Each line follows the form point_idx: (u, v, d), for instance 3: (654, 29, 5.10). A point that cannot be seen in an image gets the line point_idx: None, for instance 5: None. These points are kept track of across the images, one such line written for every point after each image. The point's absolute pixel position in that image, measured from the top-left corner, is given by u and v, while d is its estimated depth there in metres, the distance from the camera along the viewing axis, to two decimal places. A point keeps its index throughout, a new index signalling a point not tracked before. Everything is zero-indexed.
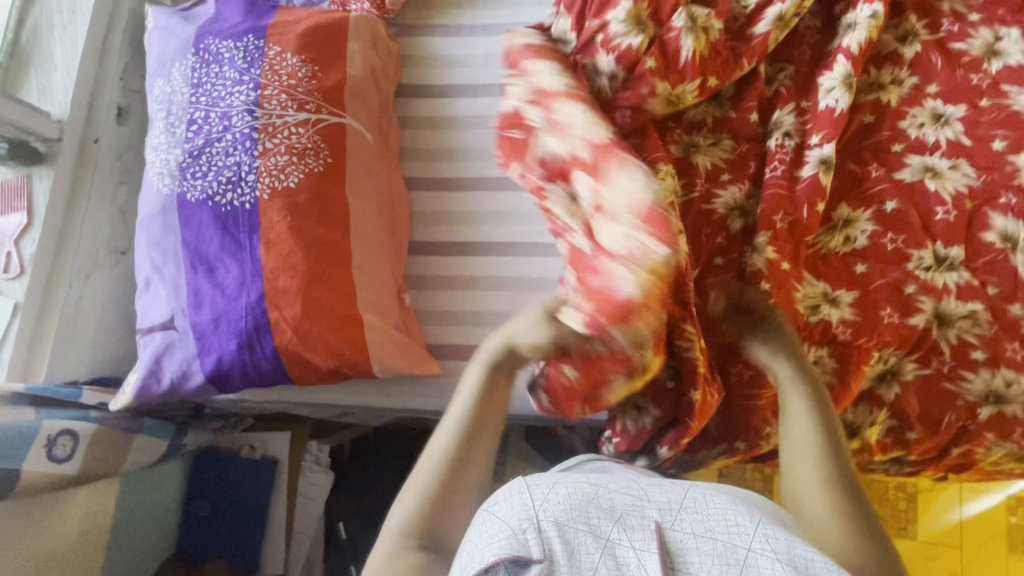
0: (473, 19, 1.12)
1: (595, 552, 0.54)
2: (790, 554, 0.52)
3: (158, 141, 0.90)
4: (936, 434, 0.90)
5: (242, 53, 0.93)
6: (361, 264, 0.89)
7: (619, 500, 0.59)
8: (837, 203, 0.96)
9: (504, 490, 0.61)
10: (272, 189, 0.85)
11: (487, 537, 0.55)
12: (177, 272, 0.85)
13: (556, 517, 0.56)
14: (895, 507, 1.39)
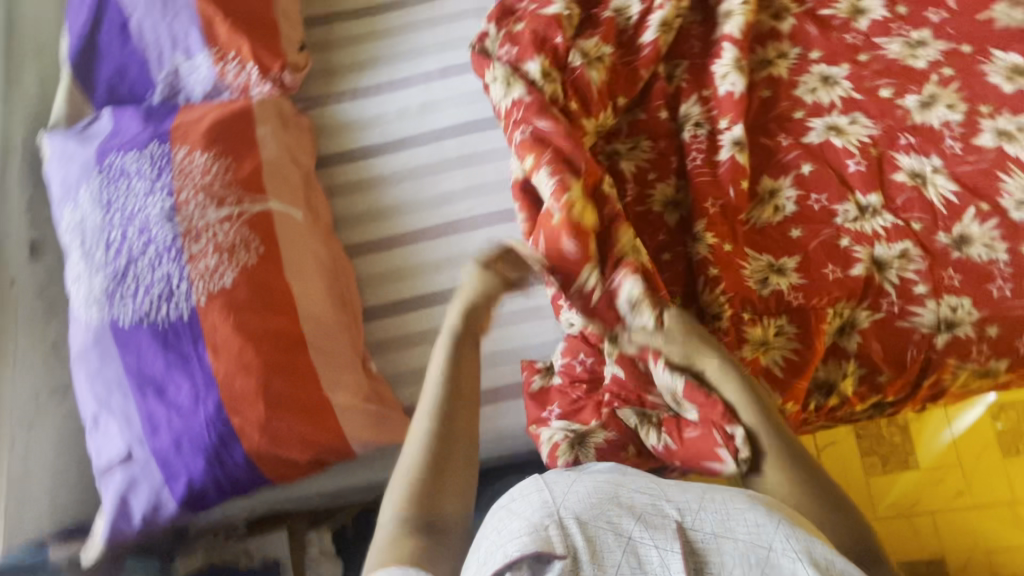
0: (377, 78, 1.14)
1: (617, 550, 0.58)
2: (810, 553, 0.56)
3: (78, 270, 0.86)
4: (905, 372, 0.93)
5: (149, 163, 0.91)
6: (317, 346, 0.87)
7: (640, 500, 0.64)
8: (759, 177, 1.00)
9: (522, 488, 0.66)
10: (207, 293, 0.83)
11: (507, 533, 0.59)
12: (125, 402, 0.80)
13: (578, 516, 0.60)
14: (891, 443, 1.44)
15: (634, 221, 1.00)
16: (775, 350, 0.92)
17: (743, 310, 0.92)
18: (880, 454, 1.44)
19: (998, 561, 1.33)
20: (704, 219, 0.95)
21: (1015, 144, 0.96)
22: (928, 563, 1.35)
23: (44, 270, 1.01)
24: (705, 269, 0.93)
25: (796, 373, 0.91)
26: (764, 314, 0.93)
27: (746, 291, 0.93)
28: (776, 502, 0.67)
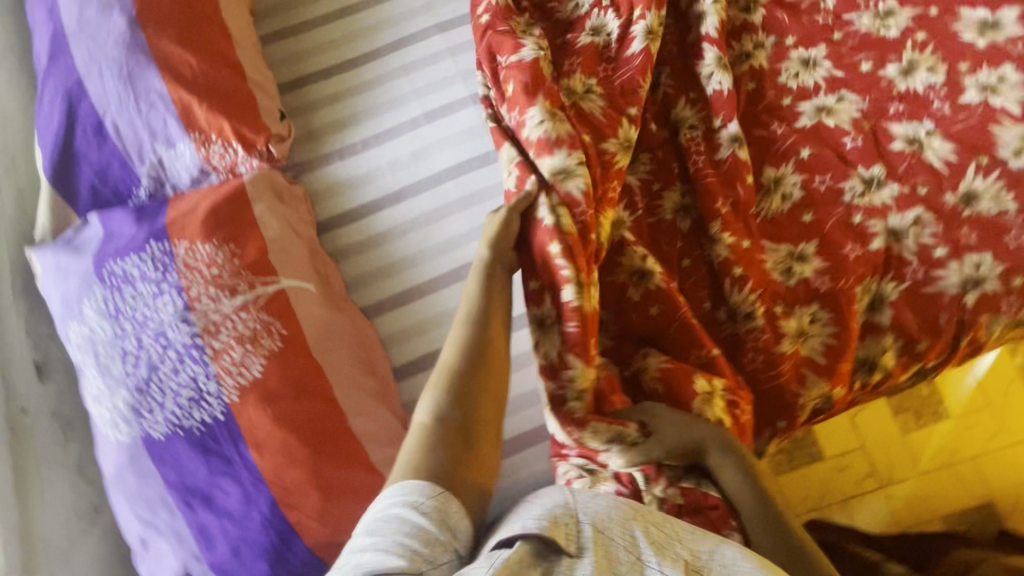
0: (362, 134, 1.12)
1: (625, 563, 0.58)
2: None
3: (97, 388, 0.82)
4: (942, 336, 0.93)
5: (152, 263, 0.87)
6: (359, 422, 0.84)
7: (655, 530, 0.62)
8: (761, 168, 1.00)
9: (545, 493, 0.67)
10: (239, 388, 0.80)
11: (523, 520, 0.61)
12: (173, 518, 0.76)
13: (594, 522, 0.61)
14: (917, 395, 1.41)
15: (648, 233, 0.99)
16: (813, 338, 0.92)
17: (774, 304, 0.92)
18: (909, 408, 1.41)
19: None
20: (718, 220, 0.94)
21: (1001, 95, 0.98)
22: (980, 510, 1.32)
23: (56, 391, 0.97)
24: (730, 270, 0.93)
25: (838, 359, 0.91)
26: (795, 305, 0.93)
27: (773, 286, 0.93)
28: None
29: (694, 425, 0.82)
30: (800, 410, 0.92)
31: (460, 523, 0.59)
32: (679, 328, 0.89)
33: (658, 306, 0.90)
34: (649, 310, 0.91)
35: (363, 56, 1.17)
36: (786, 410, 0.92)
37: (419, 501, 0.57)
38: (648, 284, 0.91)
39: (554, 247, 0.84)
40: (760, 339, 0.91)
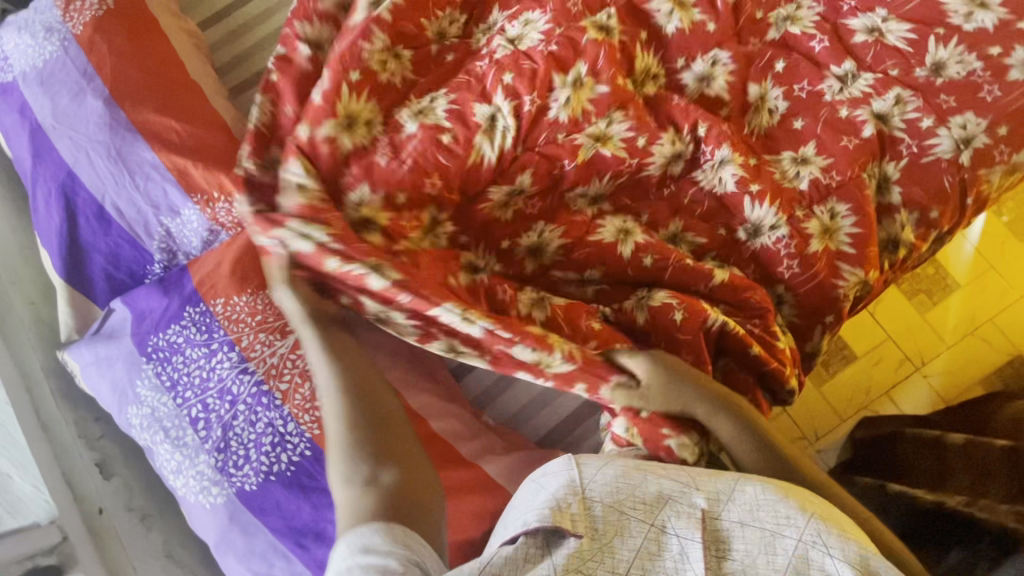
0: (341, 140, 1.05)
1: (637, 533, 0.61)
2: (840, 549, 0.56)
3: (174, 461, 0.81)
4: (949, 199, 0.98)
5: (194, 327, 0.87)
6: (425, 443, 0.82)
7: (666, 486, 0.65)
8: (745, 87, 1.03)
9: (552, 465, 0.68)
10: (318, 421, 0.80)
11: (530, 507, 0.64)
12: (291, 563, 0.75)
13: (602, 500, 0.63)
14: (927, 275, 1.46)
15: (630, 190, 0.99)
16: (839, 232, 0.96)
17: (794, 210, 0.96)
18: (925, 289, 1.45)
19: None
20: (726, 142, 0.97)
21: None
22: (1014, 363, 1.38)
23: (124, 484, 0.95)
24: (745, 189, 0.96)
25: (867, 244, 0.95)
26: (812, 206, 0.97)
27: (788, 194, 0.97)
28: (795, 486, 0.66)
29: (678, 383, 0.79)
30: (844, 303, 0.96)
31: (417, 544, 0.64)
32: (674, 269, 0.91)
33: (650, 256, 0.92)
34: (642, 261, 0.92)
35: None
36: (832, 307, 0.95)
37: (369, 542, 0.62)
38: (633, 238, 0.93)
39: (327, 265, 0.77)
40: (789, 246, 0.94)
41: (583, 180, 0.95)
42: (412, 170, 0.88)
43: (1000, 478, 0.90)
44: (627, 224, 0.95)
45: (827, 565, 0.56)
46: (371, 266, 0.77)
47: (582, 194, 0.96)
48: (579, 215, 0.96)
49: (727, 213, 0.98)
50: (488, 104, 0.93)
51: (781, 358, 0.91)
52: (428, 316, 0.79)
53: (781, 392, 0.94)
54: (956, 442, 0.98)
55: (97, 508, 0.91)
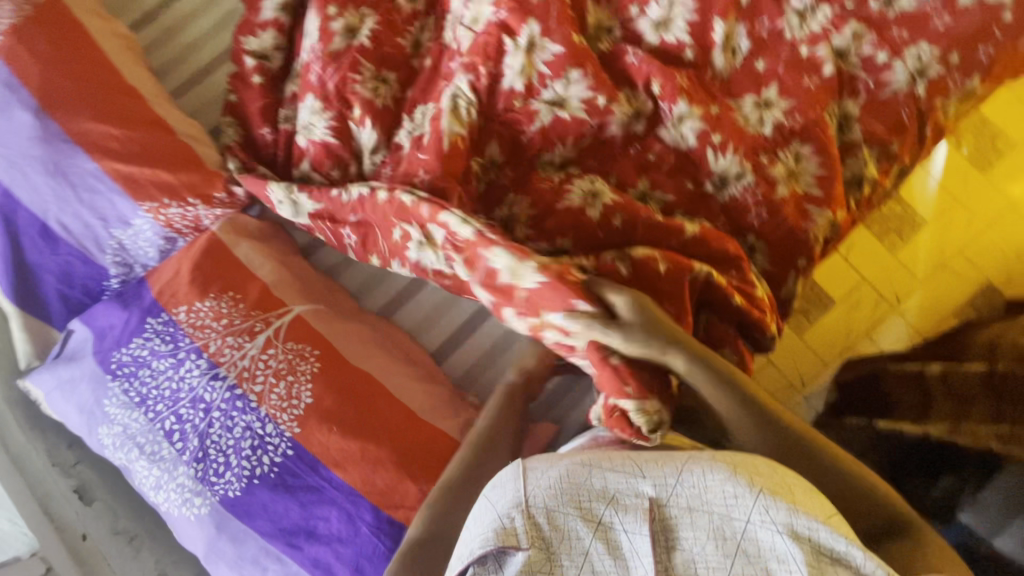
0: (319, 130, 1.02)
1: (585, 535, 0.58)
2: (789, 524, 0.55)
3: (152, 477, 0.79)
4: (909, 132, 0.99)
5: (158, 338, 0.84)
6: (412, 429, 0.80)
7: (612, 480, 0.61)
8: (713, 25, 1.00)
9: (501, 474, 0.64)
10: (297, 419, 0.78)
11: (479, 525, 0.60)
12: (284, 564, 0.74)
13: (547, 505, 0.59)
14: (895, 215, 1.47)
15: (596, 151, 0.99)
16: (804, 174, 0.96)
17: (759, 156, 0.95)
18: (894, 228, 1.47)
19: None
20: (681, 96, 0.96)
21: None
22: (984, 293, 1.41)
23: (106, 508, 0.92)
24: (708, 141, 0.95)
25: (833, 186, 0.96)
26: (777, 150, 0.96)
27: (751, 140, 0.96)
28: (749, 458, 0.62)
29: (657, 329, 0.75)
30: (814, 244, 0.96)
31: None
32: (645, 227, 0.90)
33: (620, 215, 0.91)
34: (612, 221, 0.91)
35: (282, 69, 1.11)
36: (804, 250, 0.95)
37: None
38: (601, 201, 0.93)
39: (379, 195, 0.92)
40: (757, 193, 0.94)
41: (544, 148, 0.97)
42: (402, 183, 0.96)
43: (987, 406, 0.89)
44: (597, 186, 0.94)
45: (776, 546, 0.54)
46: (410, 191, 0.91)
47: (548, 161, 0.98)
48: (547, 182, 0.96)
49: (693, 165, 0.98)
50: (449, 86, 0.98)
51: (762, 306, 0.91)
52: (438, 219, 0.88)
53: (764, 339, 0.93)
54: (936, 373, 0.96)
55: (80, 534, 0.88)
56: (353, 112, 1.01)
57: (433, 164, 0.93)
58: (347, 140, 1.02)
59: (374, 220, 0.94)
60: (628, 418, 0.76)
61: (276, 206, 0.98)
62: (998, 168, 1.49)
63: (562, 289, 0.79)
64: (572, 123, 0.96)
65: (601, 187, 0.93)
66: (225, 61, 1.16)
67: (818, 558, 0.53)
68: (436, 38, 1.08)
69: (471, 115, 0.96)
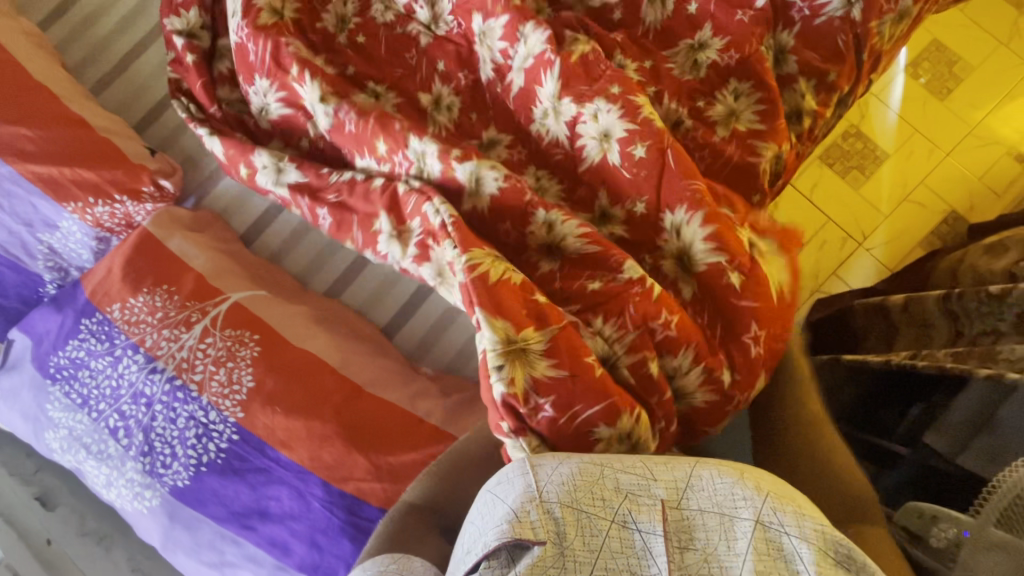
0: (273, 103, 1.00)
1: (599, 532, 0.54)
2: (800, 527, 0.52)
3: (103, 475, 0.78)
4: (846, 60, 0.96)
5: (93, 338, 0.82)
6: (360, 402, 0.80)
7: (626, 478, 0.57)
8: None
9: (508, 469, 0.60)
10: (239, 403, 0.78)
11: (489, 520, 0.56)
12: (241, 546, 0.74)
13: (560, 500, 0.56)
14: (855, 152, 1.46)
15: None
16: (744, 112, 0.94)
17: (696, 100, 0.95)
18: (855, 164, 1.46)
19: (991, 182, 1.42)
20: (610, 50, 0.95)
21: None
22: (948, 221, 1.40)
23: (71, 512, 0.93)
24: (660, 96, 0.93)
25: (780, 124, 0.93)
26: (715, 92, 0.95)
27: (687, 85, 0.95)
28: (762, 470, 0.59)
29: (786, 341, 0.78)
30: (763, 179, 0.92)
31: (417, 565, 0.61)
32: (674, 155, 0.81)
33: (641, 145, 0.82)
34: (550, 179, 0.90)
35: (214, 48, 1.08)
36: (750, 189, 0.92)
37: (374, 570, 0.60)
38: (615, 139, 0.84)
39: (374, 183, 0.90)
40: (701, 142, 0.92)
41: (532, 102, 0.90)
42: (373, 125, 0.91)
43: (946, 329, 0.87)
44: (607, 123, 0.84)
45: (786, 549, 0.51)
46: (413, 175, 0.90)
47: (542, 111, 0.90)
48: (559, 151, 0.90)
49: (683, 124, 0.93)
50: (428, 92, 0.98)
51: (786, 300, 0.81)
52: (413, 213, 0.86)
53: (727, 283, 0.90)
54: (898, 302, 0.96)
55: (45, 539, 0.89)
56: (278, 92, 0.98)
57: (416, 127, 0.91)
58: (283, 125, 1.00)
59: (358, 205, 0.91)
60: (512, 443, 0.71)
61: (259, 171, 0.97)
62: (957, 96, 1.47)
63: (487, 289, 0.74)
64: (539, 61, 0.88)
65: (612, 121, 0.84)
66: (146, 51, 1.12)
67: (829, 562, 0.51)
68: (359, 10, 1.04)
69: (451, 113, 0.96)
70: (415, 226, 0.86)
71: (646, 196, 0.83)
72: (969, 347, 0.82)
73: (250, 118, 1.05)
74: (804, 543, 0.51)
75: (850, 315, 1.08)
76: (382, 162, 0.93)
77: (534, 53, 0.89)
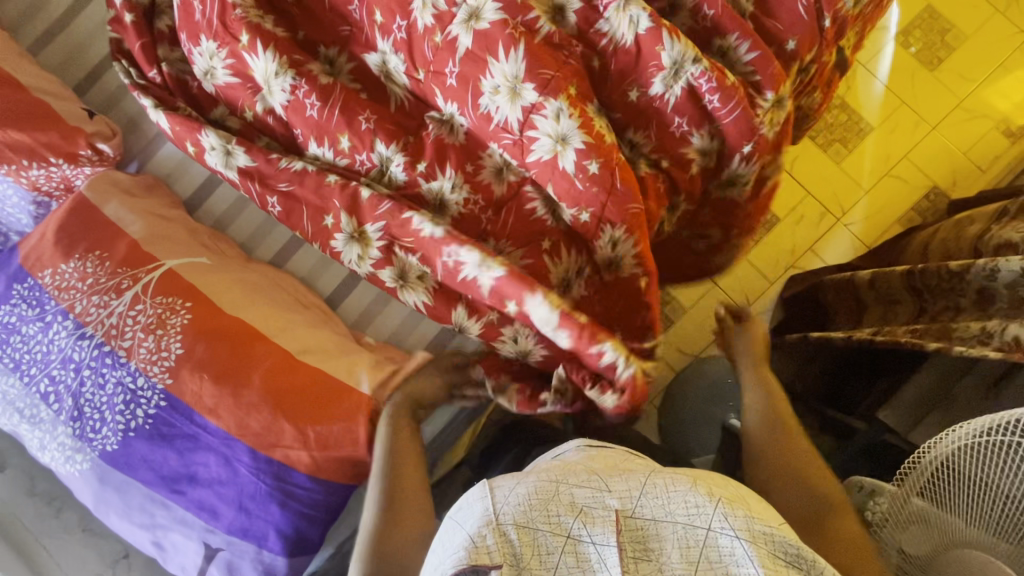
0: (226, 76, 0.96)
1: (554, 550, 0.47)
2: (751, 531, 0.46)
3: (36, 439, 0.79)
4: (807, 26, 0.89)
5: (25, 302, 0.82)
6: (302, 370, 0.80)
7: (581, 492, 0.50)
8: None
9: (468, 494, 0.54)
10: (168, 370, 0.78)
11: (446, 552, 0.49)
12: (172, 509, 0.76)
13: (516, 521, 0.49)
14: (837, 124, 1.37)
15: None
16: None
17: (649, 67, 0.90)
18: (839, 138, 1.37)
19: (977, 159, 1.35)
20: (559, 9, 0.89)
21: None
22: (930, 197, 1.34)
23: (18, 474, 0.94)
24: (626, 79, 0.88)
25: (776, 114, 0.91)
26: None
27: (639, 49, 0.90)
28: (717, 477, 0.54)
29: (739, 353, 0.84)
30: (692, 169, 0.92)
31: None
32: (621, 174, 0.83)
33: (595, 161, 0.82)
34: (493, 151, 0.89)
35: (155, 6, 1.03)
36: (686, 176, 0.92)
37: None
38: (571, 147, 0.82)
39: (329, 178, 0.90)
40: (650, 136, 0.90)
41: (481, 74, 0.84)
42: (339, 118, 0.90)
43: (911, 305, 0.89)
44: (565, 127, 0.82)
45: (739, 552, 0.45)
46: (372, 179, 0.91)
47: (493, 86, 0.84)
48: (507, 136, 0.85)
49: (627, 123, 0.90)
50: (372, 53, 0.94)
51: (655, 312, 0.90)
52: (381, 215, 0.87)
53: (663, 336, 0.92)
54: (865, 279, 0.95)
55: None
56: (217, 55, 0.95)
57: (377, 108, 0.91)
58: (221, 89, 0.97)
59: (306, 197, 0.91)
60: (619, 370, 0.78)
61: (208, 152, 0.94)
62: (946, 67, 1.38)
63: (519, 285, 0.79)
64: (497, 32, 0.82)
65: (570, 128, 0.82)
66: (85, 8, 1.08)
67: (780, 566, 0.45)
68: None
69: (404, 78, 0.92)
70: (373, 229, 0.88)
71: (591, 208, 0.84)
72: (926, 325, 0.82)
73: (192, 79, 1.00)
74: (758, 545, 0.46)
75: (821, 291, 1.06)
76: (341, 156, 0.92)
77: (489, 18, 0.83)
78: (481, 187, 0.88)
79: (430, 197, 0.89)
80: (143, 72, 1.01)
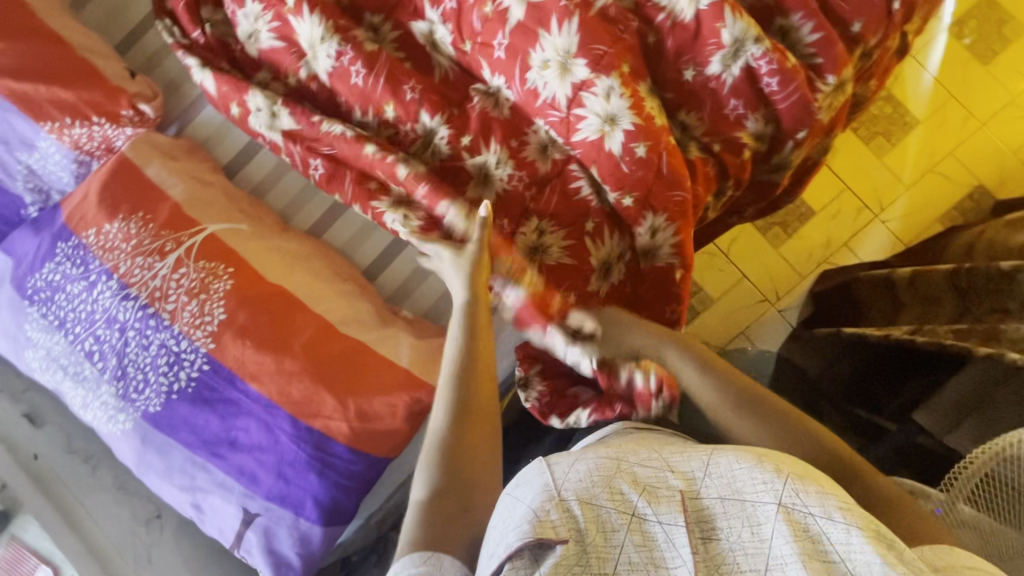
0: (270, 41, 0.94)
1: (621, 527, 0.47)
2: (825, 508, 0.44)
3: (80, 396, 0.80)
4: (875, 9, 0.85)
5: (69, 261, 0.82)
6: (341, 340, 0.80)
7: (643, 472, 0.51)
8: None
9: (525, 470, 0.54)
10: (211, 334, 0.78)
11: (508, 523, 0.49)
12: (212, 472, 0.77)
13: (579, 495, 0.49)
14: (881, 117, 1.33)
15: None
16: None
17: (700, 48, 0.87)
18: (884, 130, 1.32)
19: None
20: None
21: None
22: (975, 195, 1.29)
23: (57, 430, 0.96)
24: (683, 57, 0.84)
25: (834, 100, 0.88)
26: None
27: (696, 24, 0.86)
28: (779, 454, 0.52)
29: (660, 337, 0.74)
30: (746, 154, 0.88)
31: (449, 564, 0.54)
32: (669, 158, 0.80)
33: (643, 144, 0.79)
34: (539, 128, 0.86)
35: None
36: (737, 161, 0.88)
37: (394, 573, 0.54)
38: (620, 129, 0.79)
39: (371, 145, 0.88)
40: (702, 118, 0.87)
41: (530, 47, 0.82)
42: (384, 86, 0.88)
43: (952, 304, 0.84)
44: (615, 107, 0.79)
45: (815, 529, 0.43)
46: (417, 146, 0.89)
47: (543, 60, 0.81)
48: (554, 113, 0.83)
49: (680, 103, 0.87)
50: (419, 21, 0.91)
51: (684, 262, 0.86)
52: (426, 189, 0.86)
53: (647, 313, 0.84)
54: (905, 276, 0.92)
55: (32, 454, 0.91)
56: (262, 19, 0.93)
57: (423, 78, 0.89)
58: (264, 54, 0.95)
59: (352, 157, 0.90)
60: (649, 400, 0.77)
61: (253, 113, 0.93)
62: (1002, 61, 1.32)
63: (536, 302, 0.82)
64: (551, 4, 0.79)
65: (620, 108, 0.79)
66: None
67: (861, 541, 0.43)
68: None
69: (450, 49, 0.90)
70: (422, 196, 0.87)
71: (635, 193, 0.81)
72: (970, 325, 0.79)
73: (234, 42, 0.98)
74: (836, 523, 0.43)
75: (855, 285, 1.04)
76: (386, 126, 0.90)
77: None
78: (526, 164, 0.86)
79: (473, 169, 0.87)
80: (186, 33, 0.99)
